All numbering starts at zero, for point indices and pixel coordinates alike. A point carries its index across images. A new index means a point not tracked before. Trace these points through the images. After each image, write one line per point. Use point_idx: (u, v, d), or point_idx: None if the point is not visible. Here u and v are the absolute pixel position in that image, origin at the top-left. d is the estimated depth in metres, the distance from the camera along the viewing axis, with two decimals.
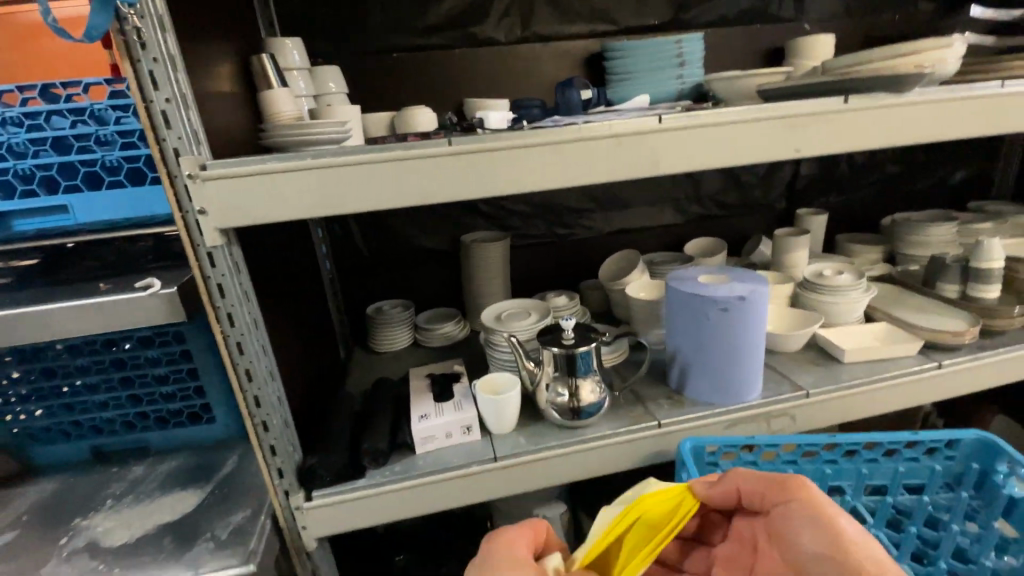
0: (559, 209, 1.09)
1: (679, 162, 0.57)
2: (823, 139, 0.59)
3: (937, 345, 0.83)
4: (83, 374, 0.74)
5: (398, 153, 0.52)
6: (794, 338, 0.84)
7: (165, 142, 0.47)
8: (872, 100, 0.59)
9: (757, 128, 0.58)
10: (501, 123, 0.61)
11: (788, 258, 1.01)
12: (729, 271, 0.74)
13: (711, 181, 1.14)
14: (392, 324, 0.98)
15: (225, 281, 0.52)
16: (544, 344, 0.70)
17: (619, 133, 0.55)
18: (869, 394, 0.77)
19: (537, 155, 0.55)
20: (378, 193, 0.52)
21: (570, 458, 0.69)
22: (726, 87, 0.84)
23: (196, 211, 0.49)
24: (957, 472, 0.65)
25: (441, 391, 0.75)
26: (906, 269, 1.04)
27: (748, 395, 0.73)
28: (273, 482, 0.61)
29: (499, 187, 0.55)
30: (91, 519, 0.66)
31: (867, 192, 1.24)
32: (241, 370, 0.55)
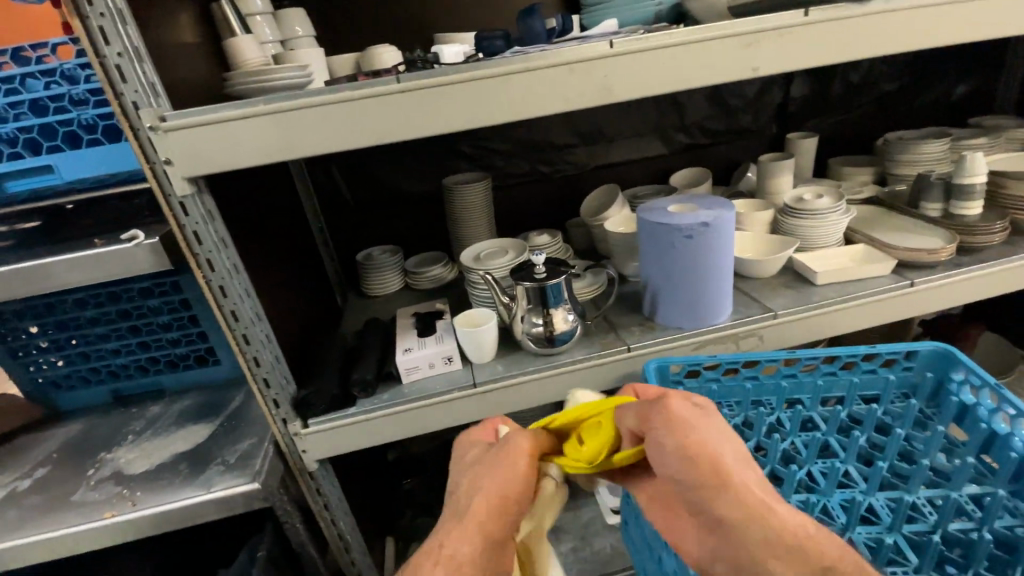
0: (541, 147, 1.09)
1: (633, 89, 0.57)
2: (782, 56, 0.59)
3: (912, 264, 0.84)
4: (94, 324, 0.80)
5: (351, 95, 0.53)
6: (769, 264, 0.86)
7: (123, 96, 0.49)
8: (834, 12, 0.58)
9: (713, 48, 0.57)
10: (457, 59, 0.61)
11: (771, 185, 1.01)
12: (698, 199, 0.75)
13: (697, 109, 1.12)
14: (382, 269, 1.02)
15: (201, 229, 0.55)
16: (517, 278, 0.73)
17: (570, 62, 0.55)
18: (838, 313, 0.79)
19: (489, 89, 0.55)
20: (334, 136, 0.54)
21: (546, 383, 0.74)
22: (700, 7, 0.81)
23: (163, 162, 0.51)
24: (915, 383, 0.67)
25: (424, 327, 0.80)
26: (894, 190, 1.03)
27: (716, 319, 0.76)
28: (270, 411, 0.67)
29: (455, 123, 0.56)
30: (115, 452, 0.74)
31: (862, 112, 1.20)
32: (227, 312, 0.59)
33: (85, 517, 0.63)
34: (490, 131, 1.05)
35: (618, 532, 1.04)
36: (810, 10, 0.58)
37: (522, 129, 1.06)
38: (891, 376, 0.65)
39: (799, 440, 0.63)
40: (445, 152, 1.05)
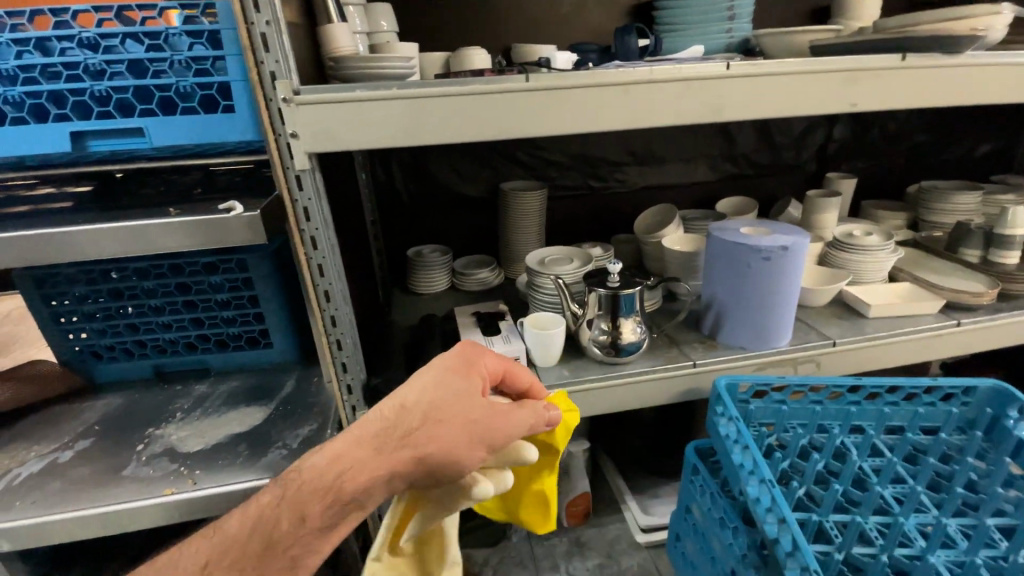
0: (595, 162, 1.11)
1: (741, 111, 0.60)
2: (877, 96, 0.62)
3: (957, 305, 0.87)
4: (149, 296, 0.78)
5: (480, 88, 0.54)
6: (822, 294, 0.88)
7: (263, 65, 0.50)
8: (927, 59, 0.62)
9: (819, 80, 0.60)
10: (568, 66, 0.64)
11: (817, 219, 1.04)
12: (771, 224, 0.77)
13: (746, 141, 1.16)
14: (432, 267, 1.02)
15: (311, 205, 0.55)
16: (591, 286, 0.74)
17: (687, 79, 0.57)
18: (890, 346, 0.82)
19: (610, 96, 0.57)
20: (457, 128, 0.55)
21: (611, 391, 0.75)
22: (776, 43, 0.84)
23: (289, 134, 0.52)
24: (970, 417, 0.69)
25: (489, 327, 0.80)
26: (930, 234, 1.07)
27: (778, 342, 0.78)
28: (341, 397, 0.66)
29: (572, 126, 0.57)
30: (165, 429, 0.71)
31: (896, 160, 1.25)
32: (320, 292, 0.59)
33: (142, 492, 0.61)
34: (549, 142, 1.07)
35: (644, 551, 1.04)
36: (907, 56, 0.62)
37: (580, 143, 1.08)
38: (953, 409, 0.68)
39: (867, 464, 0.65)
40: (503, 158, 1.06)
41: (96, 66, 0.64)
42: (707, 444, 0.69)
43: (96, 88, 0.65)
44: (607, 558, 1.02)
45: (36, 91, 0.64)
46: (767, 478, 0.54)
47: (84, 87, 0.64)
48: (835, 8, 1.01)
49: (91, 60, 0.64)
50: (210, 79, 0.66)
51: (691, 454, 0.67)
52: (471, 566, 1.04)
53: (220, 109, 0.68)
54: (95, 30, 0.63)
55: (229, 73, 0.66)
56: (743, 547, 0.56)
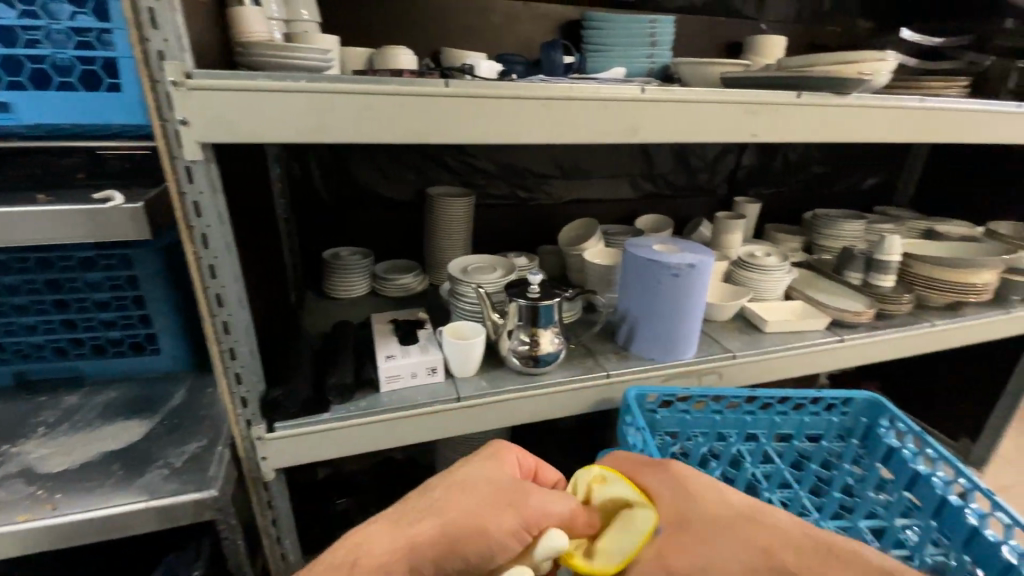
0: (523, 172, 1.11)
1: (655, 133, 0.62)
2: (775, 129, 0.67)
3: (841, 322, 0.95)
4: (7, 293, 0.68)
5: (393, 88, 0.52)
6: (726, 309, 0.94)
7: (149, 43, 0.45)
8: (817, 97, 0.68)
9: (724, 109, 0.64)
10: (491, 75, 0.62)
11: (726, 239, 1.11)
12: (680, 243, 0.81)
13: (665, 162, 1.21)
14: (351, 270, 0.96)
15: (202, 199, 0.51)
16: (511, 297, 0.74)
17: (604, 98, 0.59)
18: (784, 359, 0.88)
19: (526, 107, 0.56)
20: (368, 126, 0.52)
21: (525, 401, 0.74)
22: (691, 71, 0.90)
23: (178, 121, 0.47)
24: (848, 426, 0.74)
25: (406, 334, 0.75)
26: (820, 258, 1.18)
27: (686, 352, 0.82)
28: (234, 411, 0.61)
29: (489, 134, 0.57)
30: (22, 447, 0.62)
31: (795, 188, 1.37)
32: (211, 296, 0.55)
33: None
34: (477, 149, 1.06)
35: None
36: (801, 93, 0.68)
37: (507, 152, 1.08)
38: (833, 418, 0.73)
39: (760, 471, 0.69)
40: (429, 162, 1.03)
41: None
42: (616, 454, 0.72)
43: None
44: None
45: None
46: None
47: None
48: (745, 46, 1.08)
49: None
50: (92, 54, 0.58)
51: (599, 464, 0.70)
52: None
53: (103, 87, 0.61)
54: None
55: (117, 49, 0.59)
56: None
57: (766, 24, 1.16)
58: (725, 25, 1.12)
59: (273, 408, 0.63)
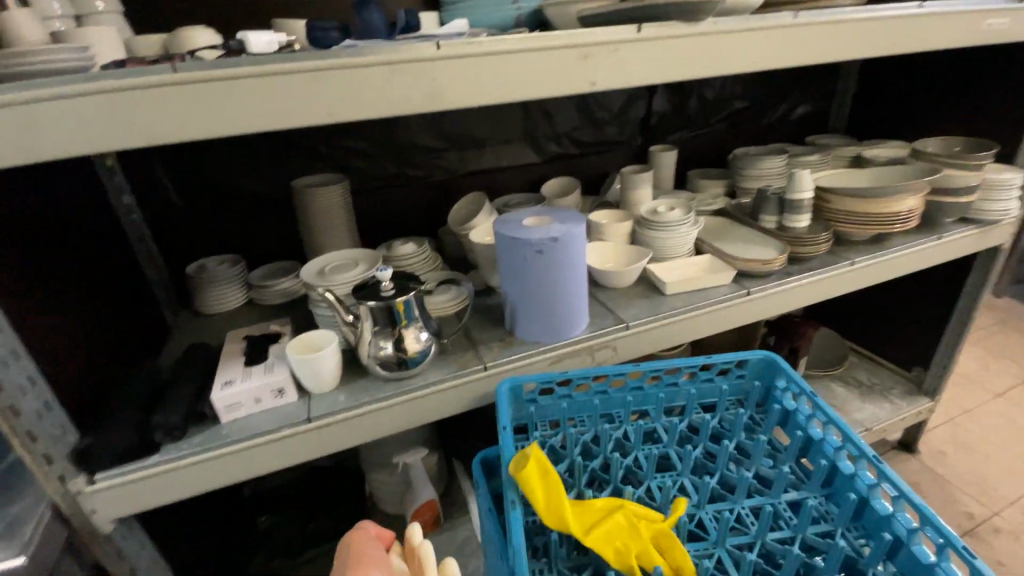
0: (407, 149, 1.02)
1: (468, 96, 0.53)
2: (616, 72, 0.58)
3: (746, 274, 0.89)
4: None
5: (108, 83, 0.43)
6: (627, 274, 0.85)
7: None
8: (661, 30, 0.59)
9: (548, 57, 0.55)
10: (269, 48, 0.53)
11: (632, 196, 1.03)
12: (555, 213, 0.72)
13: (568, 117, 1.12)
14: (219, 283, 0.88)
15: None
16: (359, 300, 0.66)
17: (393, 61, 0.50)
18: (687, 321, 0.81)
19: (293, 85, 0.48)
20: (92, 134, 0.44)
21: (391, 409, 0.68)
22: (557, 14, 0.80)
23: None
24: (745, 390, 0.70)
25: (254, 353, 0.69)
26: (740, 202, 1.10)
27: (573, 330, 0.74)
28: (40, 470, 0.54)
29: (258, 124, 0.48)
30: None
31: (718, 128, 1.28)
32: None
33: None
34: (349, 130, 0.96)
35: None
36: (643, 27, 0.59)
37: (384, 129, 0.98)
38: (724, 384, 0.68)
39: (643, 453, 0.65)
40: (295, 151, 0.94)
41: None
42: (493, 453, 0.66)
43: None
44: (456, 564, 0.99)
45: None
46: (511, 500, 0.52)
47: None
48: None
49: None
50: None
51: (473, 467, 0.64)
52: None
53: None
54: None
55: None
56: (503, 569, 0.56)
57: None
58: None
59: (87, 460, 0.56)
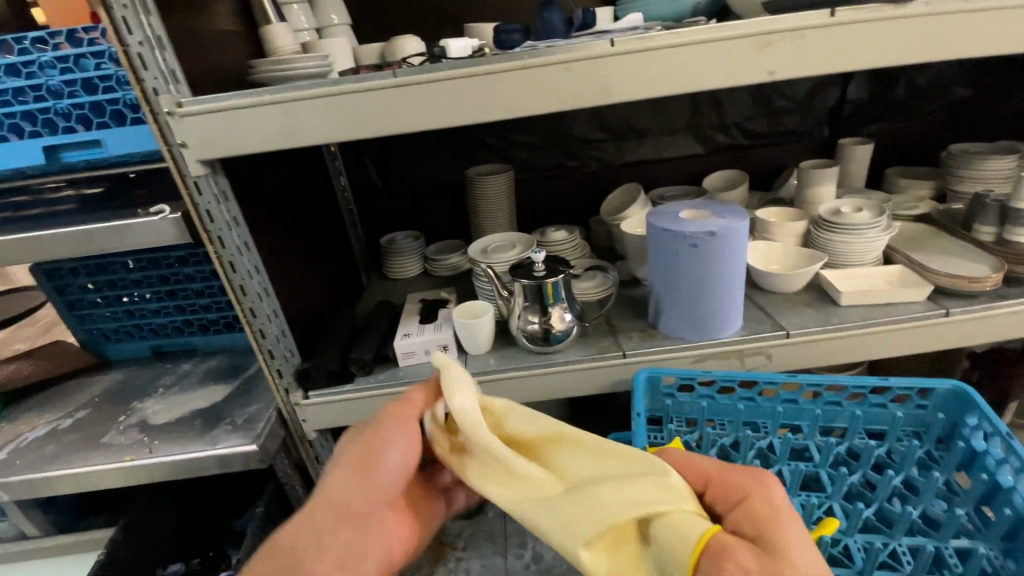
0: (568, 140, 1.07)
1: (635, 90, 0.55)
2: (800, 61, 0.55)
3: (948, 291, 0.75)
4: (137, 286, 0.89)
5: (347, 87, 0.55)
6: (793, 278, 0.80)
7: (144, 82, 0.53)
8: (862, 12, 0.54)
9: (723, 48, 0.54)
10: (464, 52, 0.62)
11: (811, 193, 0.95)
12: (712, 207, 0.71)
13: (740, 107, 1.06)
14: (402, 254, 1.05)
15: (213, 208, 0.60)
16: (516, 277, 0.73)
17: (569, 59, 0.54)
18: (860, 338, 0.73)
19: (480, 84, 0.55)
20: (333, 127, 0.56)
21: (535, 379, 0.74)
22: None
23: (179, 144, 0.55)
24: (925, 422, 0.61)
25: (429, 314, 0.82)
26: (951, 207, 0.94)
27: (724, 331, 0.73)
28: (274, 380, 0.72)
29: (449, 118, 0.56)
30: (145, 403, 0.82)
31: (930, 119, 1.09)
32: (236, 286, 0.64)
33: (110, 457, 0.71)
34: (517, 123, 1.04)
35: None
36: (837, 10, 0.54)
37: (549, 122, 1.05)
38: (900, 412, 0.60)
39: (788, 469, 0.60)
40: (470, 141, 1.05)
41: (57, 86, 0.72)
42: (625, 438, 0.68)
43: (58, 105, 0.72)
44: None
45: (9, 111, 0.72)
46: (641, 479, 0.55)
47: (48, 106, 0.72)
48: None
49: (51, 81, 0.71)
50: None
51: (605, 447, 0.67)
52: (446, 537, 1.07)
53: None
54: (50, 54, 0.70)
55: None
56: None
57: None
58: None
59: (305, 379, 0.73)
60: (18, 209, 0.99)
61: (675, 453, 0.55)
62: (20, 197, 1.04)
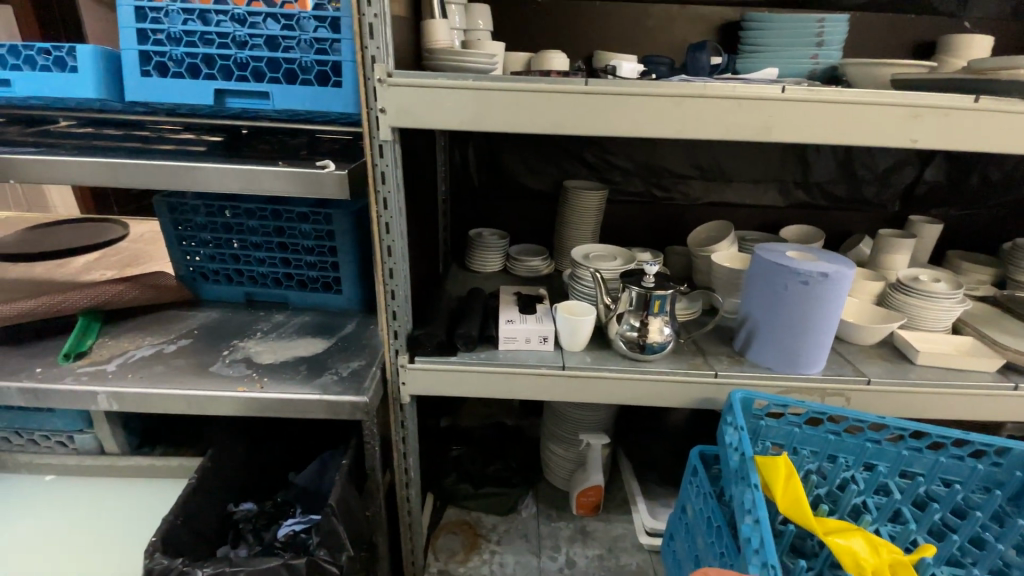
0: (661, 171, 1.13)
1: (792, 134, 0.62)
2: (942, 135, 0.62)
3: (1019, 368, 0.81)
4: (251, 233, 0.93)
5: (542, 86, 0.61)
6: (870, 332, 0.86)
7: (367, 50, 0.60)
8: (1003, 103, 0.61)
9: (877, 112, 0.61)
10: (632, 75, 0.68)
11: (886, 259, 1.01)
12: (819, 252, 0.77)
13: (825, 170, 1.13)
14: (488, 249, 1.10)
15: (388, 171, 0.65)
16: (626, 284, 0.79)
17: (742, 96, 0.60)
18: (935, 396, 0.78)
19: (658, 105, 0.61)
20: (518, 119, 0.62)
21: (627, 382, 0.78)
22: (861, 73, 0.84)
23: (379, 109, 0.62)
24: (999, 479, 0.66)
25: (527, 305, 0.86)
26: (1014, 294, 1.00)
27: (810, 368, 0.78)
28: (388, 341, 0.76)
29: (623, 129, 0.63)
30: (246, 343, 0.86)
31: (994, 213, 1.17)
32: (384, 247, 0.70)
33: (221, 386, 0.74)
34: (618, 147, 1.11)
35: (646, 554, 1.06)
36: (981, 99, 0.61)
37: (648, 152, 1.11)
38: (979, 466, 0.65)
39: (870, 499, 0.69)
40: (571, 157, 1.12)
41: (242, 38, 0.78)
42: (712, 451, 0.72)
43: (239, 55, 0.78)
44: (607, 550, 1.06)
45: (193, 52, 0.78)
46: (752, 482, 0.57)
47: (230, 54, 0.78)
48: (938, 46, 0.97)
49: (239, 32, 0.77)
50: (327, 58, 0.78)
51: (693, 456, 0.70)
52: (480, 528, 1.11)
53: (330, 83, 0.80)
54: (245, 9, 0.76)
55: (343, 55, 0.77)
56: (723, 547, 0.60)
57: (969, 21, 1.03)
58: (915, 23, 1.02)
59: (415, 344, 0.77)
60: (143, 142, 1.04)
61: (781, 462, 0.58)
62: (141, 131, 1.10)
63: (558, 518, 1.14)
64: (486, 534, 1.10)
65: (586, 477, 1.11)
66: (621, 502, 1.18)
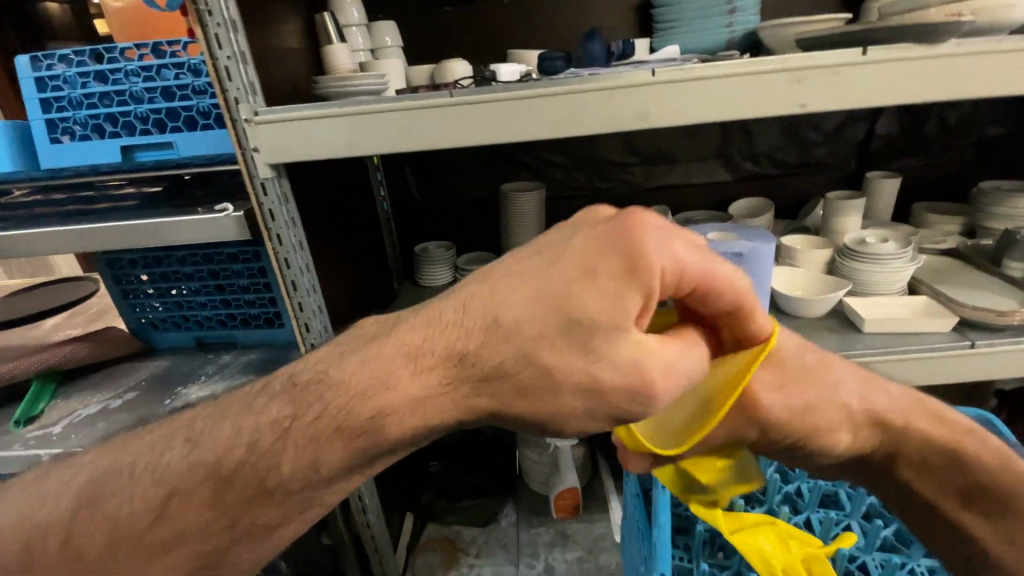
0: (600, 161, 1.11)
1: (671, 115, 0.59)
2: (830, 95, 0.58)
3: (977, 324, 0.76)
4: (188, 279, 0.94)
5: (408, 104, 0.60)
6: (816, 304, 0.82)
7: (228, 92, 0.59)
8: (892, 52, 0.57)
9: (759, 81, 0.58)
10: (512, 77, 0.68)
11: (837, 223, 0.97)
12: (740, 230, 0.74)
13: (768, 138, 1.09)
14: (434, 262, 1.09)
15: (275, 208, 0.65)
16: None
17: (610, 86, 0.58)
18: (883, 365, 0.74)
19: (528, 106, 0.60)
20: (390, 138, 0.61)
21: None
22: (773, 36, 0.81)
23: (252, 149, 0.61)
24: None
25: None
26: (978, 242, 0.95)
27: None
28: None
29: (498, 134, 0.61)
30: (189, 389, 0.87)
31: (958, 158, 1.11)
32: (288, 282, 0.69)
33: None
34: (552, 143, 1.09)
35: None
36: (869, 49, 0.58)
37: (584, 143, 1.09)
38: None
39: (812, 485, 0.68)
40: (506, 159, 1.11)
41: (139, 92, 0.79)
42: None
43: (139, 109, 0.79)
44: (587, 552, 1.06)
45: (95, 113, 0.80)
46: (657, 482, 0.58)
47: (130, 110, 0.79)
48: None
49: (135, 87, 0.78)
50: None
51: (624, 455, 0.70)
52: (460, 542, 1.12)
53: None
54: (137, 63, 0.77)
55: None
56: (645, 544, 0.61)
57: None
58: None
59: None
60: (84, 203, 1.07)
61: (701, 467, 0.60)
62: (86, 191, 1.13)
63: (539, 523, 1.13)
64: (466, 547, 1.10)
65: (562, 479, 1.10)
66: (603, 500, 1.17)
